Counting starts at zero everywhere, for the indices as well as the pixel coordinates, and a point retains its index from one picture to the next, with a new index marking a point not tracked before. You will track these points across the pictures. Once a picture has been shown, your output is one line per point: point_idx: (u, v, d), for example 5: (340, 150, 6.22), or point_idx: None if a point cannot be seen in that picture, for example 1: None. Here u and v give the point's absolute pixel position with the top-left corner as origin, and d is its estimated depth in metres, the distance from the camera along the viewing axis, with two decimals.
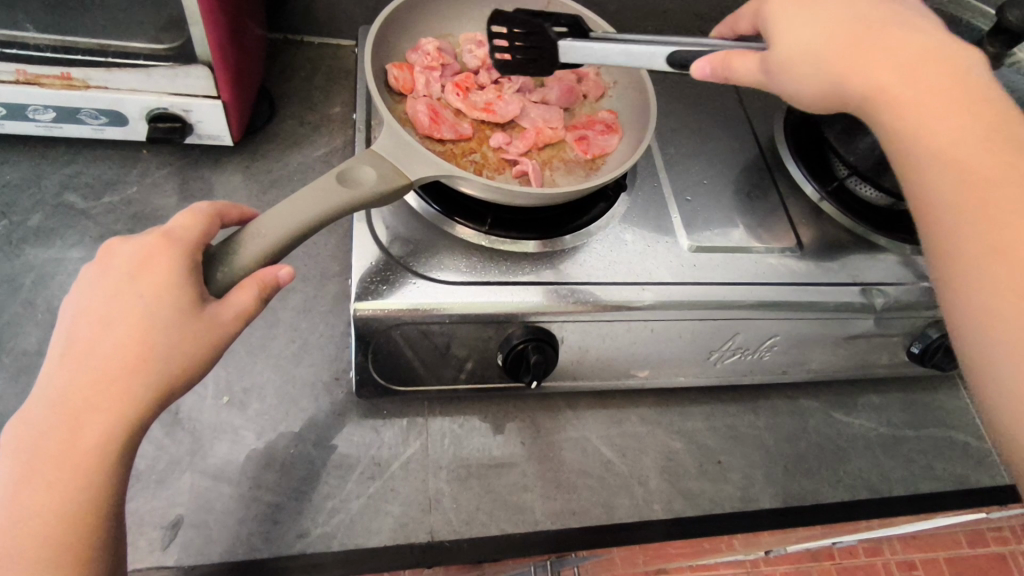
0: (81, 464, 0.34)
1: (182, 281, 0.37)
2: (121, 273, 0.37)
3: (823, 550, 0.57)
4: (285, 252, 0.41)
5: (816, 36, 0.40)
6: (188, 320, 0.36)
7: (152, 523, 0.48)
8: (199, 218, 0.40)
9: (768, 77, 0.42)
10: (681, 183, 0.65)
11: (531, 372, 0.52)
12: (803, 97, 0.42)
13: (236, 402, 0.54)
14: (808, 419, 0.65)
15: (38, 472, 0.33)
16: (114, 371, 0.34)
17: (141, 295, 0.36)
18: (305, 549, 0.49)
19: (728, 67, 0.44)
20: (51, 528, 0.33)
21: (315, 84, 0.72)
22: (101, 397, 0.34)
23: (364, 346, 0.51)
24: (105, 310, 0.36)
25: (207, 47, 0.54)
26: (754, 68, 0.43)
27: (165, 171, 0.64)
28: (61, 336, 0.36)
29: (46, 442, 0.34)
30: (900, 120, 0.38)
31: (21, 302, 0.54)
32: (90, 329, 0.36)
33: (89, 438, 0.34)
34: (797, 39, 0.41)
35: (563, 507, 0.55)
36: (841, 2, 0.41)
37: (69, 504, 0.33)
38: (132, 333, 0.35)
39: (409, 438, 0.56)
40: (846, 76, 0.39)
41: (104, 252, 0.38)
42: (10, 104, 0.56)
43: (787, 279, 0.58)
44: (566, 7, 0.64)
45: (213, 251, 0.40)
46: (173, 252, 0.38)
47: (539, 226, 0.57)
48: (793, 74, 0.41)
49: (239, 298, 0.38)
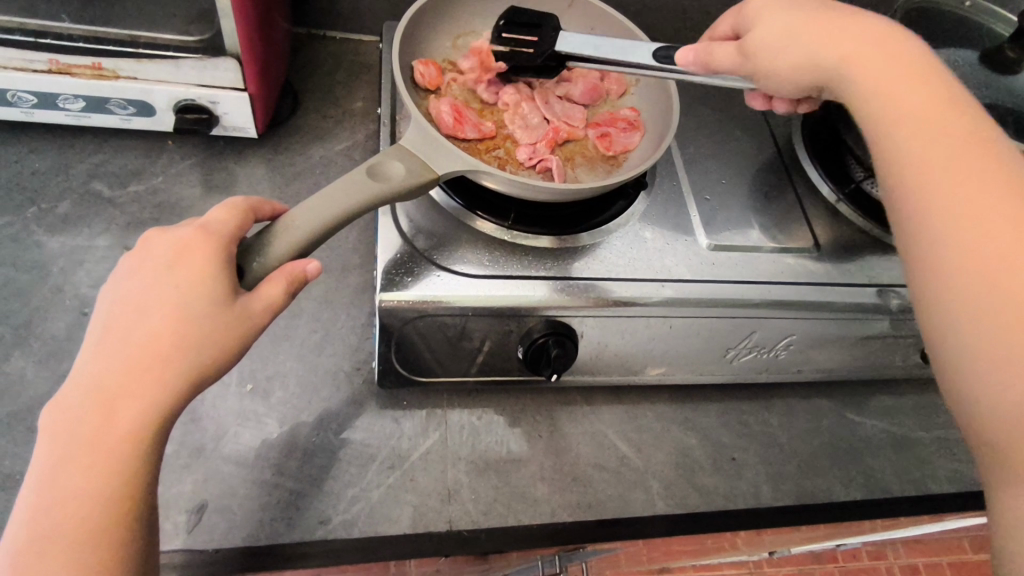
0: (116, 448, 0.34)
1: (219, 272, 0.37)
2: (158, 264, 0.37)
3: (826, 552, 0.58)
4: (316, 245, 0.42)
5: (783, 24, 0.45)
6: (223, 309, 0.37)
7: (178, 507, 0.49)
8: (235, 212, 0.41)
9: (747, 60, 0.46)
10: (699, 182, 0.65)
11: (551, 366, 0.52)
12: (780, 70, 0.46)
13: (259, 390, 0.55)
14: (821, 418, 0.65)
15: (73, 457, 0.33)
16: (148, 356, 0.35)
17: (178, 283, 0.36)
18: (325, 535, 0.50)
19: (709, 54, 0.48)
20: (86, 511, 0.33)
21: (337, 79, 0.73)
22: (135, 382, 0.34)
23: (387, 336, 0.52)
24: (142, 299, 0.36)
25: (236, 40, 0.55)
26: (731, 53, 0.47)
27: (189, 162, 0.64)
28: (97, 323, 0.36)
29: (81, 427, 0.33)
30: (904, 137, 0.40)
31: (50, 288, 0.55)
32: (127, 316, 0.36)
33: (123, 422, 0.34)
34: (767, 29, 0.46)
35: (579, 500, 0.55)
36: (825, 9, 0.46)
37: (103, 488, 0.33)
38: (167, 320, 0.35)
39: (428, 429, 0.56)
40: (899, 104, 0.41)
41: (143, 244, 0.39)
42: (42, 93, 0.57)
43: (804, 278, 0.59)
44: (590, 5, 0.65)
45: (248, 245, 0.40)
46: (210, 244, 0.38)
47: (561, 222, 0.58)
48: (768, 60, 0.46)
49: (271, 290, 0.38)
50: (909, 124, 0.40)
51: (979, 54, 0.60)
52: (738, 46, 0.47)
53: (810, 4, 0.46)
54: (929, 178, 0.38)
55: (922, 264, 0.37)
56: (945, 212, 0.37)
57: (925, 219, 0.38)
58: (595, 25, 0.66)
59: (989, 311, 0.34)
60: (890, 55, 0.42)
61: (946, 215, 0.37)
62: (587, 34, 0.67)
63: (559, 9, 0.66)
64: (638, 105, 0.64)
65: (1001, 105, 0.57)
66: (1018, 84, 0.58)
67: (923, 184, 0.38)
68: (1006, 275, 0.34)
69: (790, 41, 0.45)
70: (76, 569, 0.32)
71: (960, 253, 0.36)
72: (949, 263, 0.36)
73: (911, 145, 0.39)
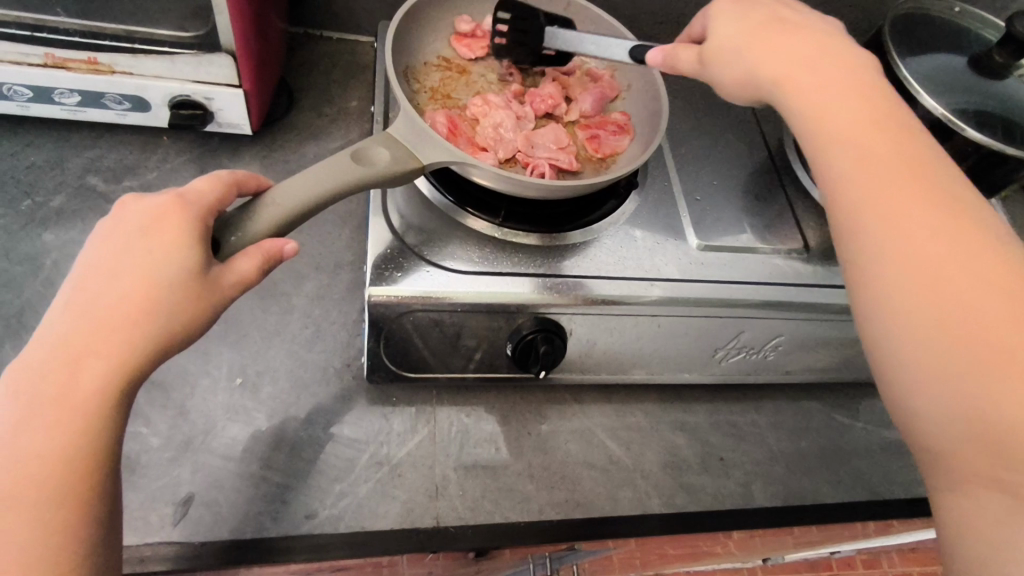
0: (81, 411, 0.34)
1: (193, 240, 0.37)
2: (133, 230, 0.37)
3: (821, 560, 0.58)
4: (296, 225, 0.42)
5: (730, 40, 0.47)
6: (195, 277, 0.37)
7: (163, 499, 0.49)
8: (217, 184, 0.41)
9: (703, 67, 0.48)
10: (690, 184, 0.66)
11: (540, 362, 0.53)
12: (722, 81, 0.47)
13: (249, 384, 0.55)
14: (811, 419, 0.65)
15: (35, 416, 0.33)
16: (116, 322, 0.35)
17: (151, 249, 0.37)
18: (312, 529, 0.50)
19: (673, 57, 0.50)
20: (45, 473, 0.32)
21: (333, 79, 0.74)
22: (103, 345, 0.34)
23: (377, 331, 0.52)
24: (115, 264, 0.36)
25: (231, 36, 0.55)
26: (693, 59, 0.49)
27: (184, 158, 0.65)
28: (68, 286, 0.36)
29: (45, 385, 0.33)
30: (838, 145, 0.40)
31: (41, 281, 0.55)
32: (97, 280, 0.36)
33: (88, 384, 0.34)
34: (718, 36, 0.48)
35: (567, 498, 0.55)
36: (764, 14, 0.48)
37: (64, 451, 0.33)
38: (138, 284, 0.36)
39: (417, 426, 0.56)
40: (789, 89, 0.43)
41: (119, 209, 0.39)
42: (38, 87, 0.58)
43: (795, 279, 0.59)
44: (582, 10, 0.65)
45: (228, 217, 0.41)
46: (187, 214, 0.38)
47: (552, 220, 0.58)
48: (720, 64, 0.47)
49: (246, 264, 0.39)
50: (802, 107, 0.42)
51: (968, 60, 0.61)
52: (700, 53, 0.49)
53: (755, 11, 0.48)
54: (869, 204, 0.38)
55: (858, 292, 0.38)
56: (889, 249, 0.37)
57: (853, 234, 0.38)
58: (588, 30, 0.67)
59: (910, 304, 0.35)
60: (838, 61, 0.44)
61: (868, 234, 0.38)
62: None
63: None
64: (628, 110, 0.65)
65: (991, 110, 0.57)
66: (1008, 89, 0.59)
67: (846, 198, 0.39)
68: (956, 320, 0.34)
69: (744, 51, 0.46)
70: (37, 527, 0.32)
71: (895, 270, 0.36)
72: (894, 296, 0.36)
73: (863, 167, 0.39)
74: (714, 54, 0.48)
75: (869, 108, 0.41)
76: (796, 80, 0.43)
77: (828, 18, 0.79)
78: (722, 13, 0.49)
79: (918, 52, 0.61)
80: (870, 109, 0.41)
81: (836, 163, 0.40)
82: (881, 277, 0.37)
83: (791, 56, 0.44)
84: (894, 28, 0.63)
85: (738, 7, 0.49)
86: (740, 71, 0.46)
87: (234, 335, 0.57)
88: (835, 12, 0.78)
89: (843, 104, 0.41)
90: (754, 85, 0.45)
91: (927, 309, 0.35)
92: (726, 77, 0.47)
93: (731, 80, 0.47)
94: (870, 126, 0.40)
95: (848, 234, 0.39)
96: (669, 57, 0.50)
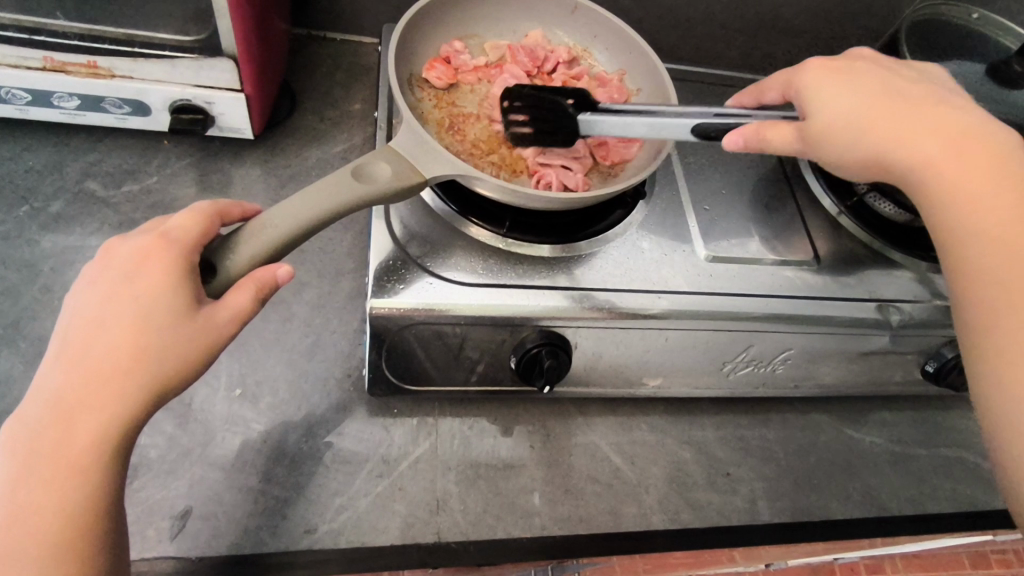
0: (77, 463, 0.33)
1: (179, 280, 0.37)
2: (118, 275, 0.37)
3: (824, 564, 0.61)
4: (287, 250, 0.41)
5: (840, 105, 0.44)
6: (184, 319, 0.36)
7: (161, 514, 0.48)
8: (199, 218, 0.40)
9: (804, 146, 0.45)
10: (699, 192, 0.64)
11: (544, 377, 0.52)
12: (840, 160, 0.44)
13: (249, 395, 0.55)
14: (818, 433, 0.64)
15: (33, 471, 0.33)
16: (107, 370, 0.34)
17: (136, 293, 0.36)
18: (312, 545, 0.49)
19: (760, 138, 0.46)
20: (46, 525, 0.32)
21: (336, 81, 0.72)
22: (94, 394, 0.34)
23: (378, 343, 0.51)
24: (102, 311, 0.36)
25: (232, 39, 0.54)
26: (789, 138, 0.46)
27: (185, 163, 0.64)
28: (57, 337, 0.36)
29: (40, 439, 0.33)
30: (965, 206, 0.40)
31: (39, 289, 0.55)
32: (85, 328, 0.35)
33: (83, 434, 0.33)
34: (825, 111, 0.44)
35: (570, 513, 0.55)
36: (879, 85, 0.45)
37: (64, 503, 0.33)
38: (125, 331, 0.35)
39: (418, 438, 0.56)
40: (892, 139, 0.42)
41: (103, 254, 0.38)
42: (37, 91, 0.57)
43: (805, 293, 0.58)
44: (593, 12, 0.64)
45: (217, 246, 0.40)
46: (171, 253, 0.37)
47: (557, 231, 0.57)
48: (832, 143, 0.44)
49: (238, 299, 0.38)
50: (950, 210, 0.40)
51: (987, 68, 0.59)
52: (798, 131, 0.46)
53: (856, 77, 0.46)
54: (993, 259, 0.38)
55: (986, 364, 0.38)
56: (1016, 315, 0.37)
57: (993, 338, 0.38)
58: (598, 33, 0.65)
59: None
60: (949, 123, 0.42)
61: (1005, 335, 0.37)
62: (588, 42, 0.66)
63: (562, 14, 0.66)
64: None
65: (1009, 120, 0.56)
66: None
67: (986, 275, 0.38)
68: None
69: (850, 126, 0.43)
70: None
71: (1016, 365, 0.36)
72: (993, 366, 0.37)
73: (996, 225, 0.39)
74: (815, 132, 0.44)
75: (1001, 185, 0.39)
76: (915, 155, 0.41)
77: (841, 21, 0.78)
78: (809, 75, 0.47)
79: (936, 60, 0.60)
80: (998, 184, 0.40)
81: (966, 233, 0.40)
82: (999, 336, 0.37)
83: (918, 135, 0.42)
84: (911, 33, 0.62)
85: (861, 73, 0.46)
86: (848, 145, 0.44)
87: (234, 344, 0.56)
88: (848, 16, 0.77)
89: (987, 170, 0.40)
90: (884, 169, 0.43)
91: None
92: (838, 154, 0.44)
93: (838, 152, 0.44)
94: (994, 187, 0.39)
95: (992, 321, 0.38)
96: (749, 141, 0.47)
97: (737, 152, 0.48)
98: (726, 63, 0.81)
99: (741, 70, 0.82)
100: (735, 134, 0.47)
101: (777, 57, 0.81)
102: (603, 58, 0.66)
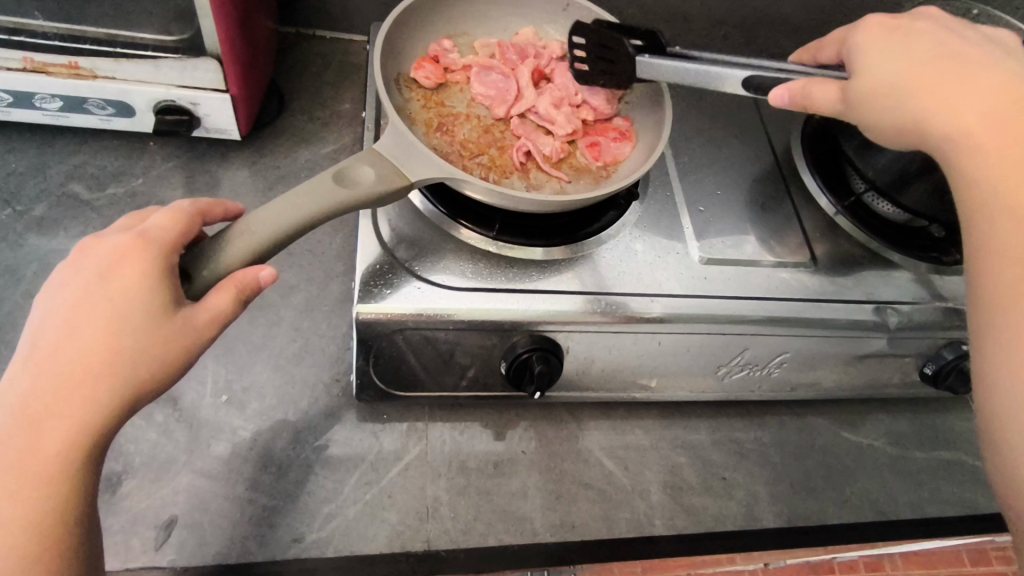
0: (47, 473, 0.32)
1: (156, 283, 0.35)
2: (92, 276, 0.35)
3: (823, 563, 0.60)
4: (272, 253, 0.40)
5: (882, 73, 0.44)
6: (161, 323, 0.35)
7: (145, 523, 0.47)
8: (179, 217, 0.38)
9: (847, 107, 0.45)
10: (693, 192, 0.63)
11: (534, 382, 0.51)
12: (878, 125, 0.44)
13: (235, 401, 0.54)
14: (815, 436, 0.63)
15: (1, 480, 0.32)
16: (79, 376, 0.33)
17: (112, 296, 0.34)
18: (299, 553, 0.49)
19: (807, 96, 0.46)
20: (13, 537, 0.32)
21: (326, 80, 0.71)
22: (66, 401, 0.33)
23: (365, 349, 0.50)
24: (74, 314, 0.34)
25: (216, 39, 0.53)
26: (833, 95, 0.45)
27: (171, 164, 0.63)
28: (27, 339, 0.34)
29: (7, 448, 0.32)
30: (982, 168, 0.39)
31: (22, 294, 0.54)
32: (57, 331, 0.34)
33: (53, 443, 0.33)
34: (868, 76, 0.44)
35: (563, 519, 0.54)
36: (932, 46, 0.44)
37: (34, 513, 0.32)
38: (100, 336, 0.34)
39: (408, 443, 0.55)
40: (933, 103, 0.41)
41: (77, 253, 0.37)
42: (18, 92, 0.56)
43: (801, 295, 0.57)
44: (584, 9, 0.63)
45: (196, 250, 0.38)
46: (148, 253, 0.36)
47: (548, 234, 0.56)
48: (868, 110, 0.44)
49: (216, 301, 0.36)
50: (969, 166, 0.39)
51: None
52: (841, 89, 0.45)
53: (910, 37, 0.45)
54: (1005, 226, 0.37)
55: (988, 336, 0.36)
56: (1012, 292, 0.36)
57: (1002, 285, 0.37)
58: None
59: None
60: (942, 74, 0.42)
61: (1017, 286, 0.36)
62: None
63: (553, 12, 0.64)
64: (631, 113, 0.62)
65: None
66: None
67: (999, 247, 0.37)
68: None
69: (899, 92, 0.43)
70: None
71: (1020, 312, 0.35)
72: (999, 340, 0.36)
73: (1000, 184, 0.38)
74: (868, 95, 0.44)
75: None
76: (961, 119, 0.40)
77: (839, 17, 0.76)
78: (868, 36, 0.47)
79: None
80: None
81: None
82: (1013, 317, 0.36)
83: (970, 95, 0.41)
84: None
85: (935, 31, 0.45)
86: (895, 113, 0.43)
87: (221, 349, 0.55)
88: (846, 12, 0.76)
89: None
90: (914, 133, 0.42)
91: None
92: (888, 121, 0.43)
93: (887, 124, 0.43)
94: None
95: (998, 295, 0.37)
96: (798, 93, 0.46)
97: (783, 107, 0.48)
98: (722, 60, 0.80)
99: (738, 67, 0.81)
100: (782, 89, 0.47)
101: (774, 53, 0.80)
102: None
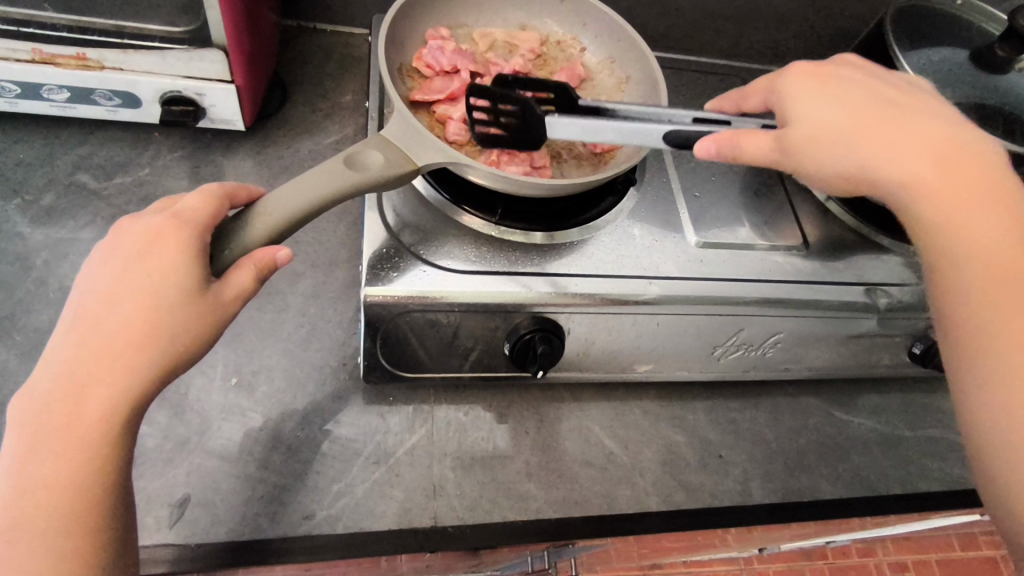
0: (87, 438, 0.33)
1: (189, 258, 0.37)
2: (129, 253, 0.37)
3: (816, 550, 0.63)
4: (291, 232, 0.41)
5: (828, 114, 0.44)
6: (194, 297, 0.36)
7: (160, 501, 0.49)
8: (209, 199, 0.40)
9: (784, 155, 0.44)
10: (689, 179, 0.65)
11: (538, 362, 0.52)
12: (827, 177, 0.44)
13: (244, 384, 0.55)
14: (808, 416, 0.65)
15: (44, 444, 0.33)
16: (119, 346, 0.34)
17: (149, 271, 0.36)
18: (310, 531, 0.50)
19: (737, 147, 0.45)
20: (55, 498, 0.33)
21: (327, 72, 0.72)
22: (106, 369, 0.34)
23: (373, 331, 0.52)
24: (114, 289, 0.36)
25: (222, 30, 0.54)
26: (767, 147, 0.45)
27: (176, 154, 0.64)
28: (68, 314, 0.36)
29: (50, 414, 0.33)
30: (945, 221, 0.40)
31: (32, 282, 0.55)
32: (97, 305, 0.35)
33: (93, 410, 0.34)
34: (812, 121, 0.44)
35: (565, 496, 0.55)
36: (859, 92, 0.45)
37: (74, 476, 0.33)
38: (138, 308, 0.35)
39: (414, 424, 0.56)
40: (870, 149, 0.42)
41: (114, 233, 0.38)
42: (26, 83, 0.57)
43: (794, 277, 0.59)
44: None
45: (219, 231, 0.40)
46: (182, 232, 0.38)
47: (549, 218, 0.57)
48: (814, 161, 0.44)
49: (241, 277, 0.38)
50: (940, 227, 0.41)
51: (970, 54, 0.60)
52: (777, 137, 0.45)
53: (838, 87, 0.46)
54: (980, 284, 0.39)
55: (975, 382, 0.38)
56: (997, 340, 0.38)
57: (969, 333, 0.39)
58: (587, 20, 0.66)
59: (1003, 341, 0.38)
60: (881, 121, 0.43)
61: (993, 333, 0.38)
62: (578, 29, 0.67)
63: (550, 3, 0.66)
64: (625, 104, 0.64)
65: (991, 105, 0.57)
66: (1009, 84, 0.58)
67: (972, 301, 0.39)
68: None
69: (844, 138, 0.43)
70: (49, 557, 0.32)
71: (1015, 360, 0.37)
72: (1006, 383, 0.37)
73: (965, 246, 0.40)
74: (808, 142, 0.44)
75: (989, 206, 0.40)
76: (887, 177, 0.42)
77: (828, 10, 0.78)
78: (797, 84, 0.46)
79: (919, 46, 0.61)
80: (978, 200, 0.41)
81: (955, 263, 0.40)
82: (995, 366, 0.37)
83: (910, 150, 0.42)
84: (897, 21, 0.62)
85: (844, 75, 0.47)
86: (851, 167, 0.43)
87: (228, 334, 0.57)
88: (835, 6, 0.78)
89: (959, 194, 0.41)
90: (859, 176, 0.43)
91: (1019, 373, 0.37)
92: (823, 173, 0.44)
93: (833, 176, 0.43)
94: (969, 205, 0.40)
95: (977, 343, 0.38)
96: (725, 147, 0.45)
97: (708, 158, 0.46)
98: (715, 52, 0.82)
99: (730, 59, 0.83)
100: (708, 141, 0.45)
101: (765, 46, 0.82)
102: (592, 46, 0.66)
